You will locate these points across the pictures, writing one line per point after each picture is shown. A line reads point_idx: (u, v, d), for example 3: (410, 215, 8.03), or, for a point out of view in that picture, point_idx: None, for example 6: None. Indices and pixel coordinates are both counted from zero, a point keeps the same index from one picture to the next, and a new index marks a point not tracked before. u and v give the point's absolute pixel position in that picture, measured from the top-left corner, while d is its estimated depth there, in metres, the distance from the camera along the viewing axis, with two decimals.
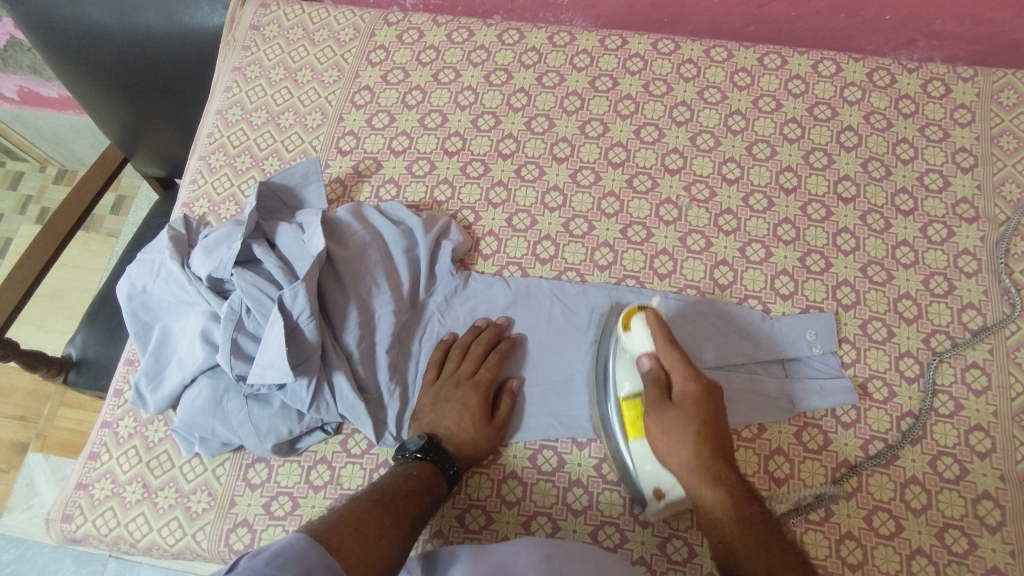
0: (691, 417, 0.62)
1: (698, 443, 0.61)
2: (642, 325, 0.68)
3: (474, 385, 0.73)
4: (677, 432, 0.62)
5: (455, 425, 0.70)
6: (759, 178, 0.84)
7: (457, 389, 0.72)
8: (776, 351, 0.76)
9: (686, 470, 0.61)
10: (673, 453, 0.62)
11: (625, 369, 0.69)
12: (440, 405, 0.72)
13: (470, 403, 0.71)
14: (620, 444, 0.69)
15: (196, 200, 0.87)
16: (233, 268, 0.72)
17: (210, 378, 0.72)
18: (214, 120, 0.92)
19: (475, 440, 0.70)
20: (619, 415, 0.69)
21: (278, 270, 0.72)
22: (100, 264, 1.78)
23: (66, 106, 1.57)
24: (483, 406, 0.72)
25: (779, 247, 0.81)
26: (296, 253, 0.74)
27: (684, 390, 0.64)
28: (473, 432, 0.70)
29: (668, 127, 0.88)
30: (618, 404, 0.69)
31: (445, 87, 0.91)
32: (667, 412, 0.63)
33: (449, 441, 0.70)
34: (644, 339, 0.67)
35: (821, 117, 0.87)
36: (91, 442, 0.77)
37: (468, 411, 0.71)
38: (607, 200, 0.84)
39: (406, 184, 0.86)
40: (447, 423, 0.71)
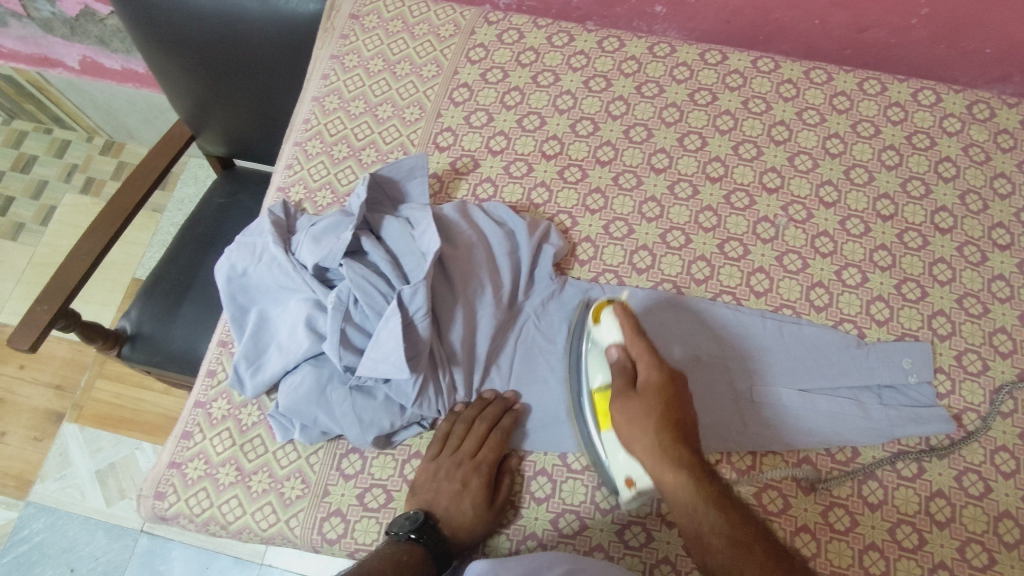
0: (654, 403, 0.64)
1: (660, 431, 0.62)
2: (611, 318, 0.71)
3: (476, 466, 0.70)
4: (641, 419, 0.63)
5: (453, 507, 0.68)
6: (857, 203, 0.85)
7: (459, 468, 0.70)
8: (871, 377, 0.77)
9: (651, 457, 0.62)
10: (636, 440, 0.63)
11: (596, 363, 0.72)
12: (438, 482, 0.70)
13: (471, 485, 0.69)
14: (596, 435, 0.71)
15: (292, 185, 0.87)
16: (343, 258, 0.72)
17: (313, 365, 0.72)
18: (311, 106, 0.91)
19: (472, 525, 0.68)
20: (592, 408, 0.71)
21: (389, 267, 0.72)
22: (144, 238, 1.77)
23: (126, 79, 1.56)
24: (484, 488, 0.69)
25: (876, 273, 0.81)
26: (403, 248, 0.74)
27: (647, 378, 0.66)
28: (470, 517, 0.68)
29: (766, 145, 0.88)
30: (592, 396, 0.71)
31: (544, 90, 0.91)
32: (630, 402, 0.65)
33: (443, 523, 0.67)
34: (613, 331, 0.70)
35: (920, 146, 0.87)
36: (184, 421, 0.77)
37: (468, 494, 0.68)
38: (705, 214, 0.84)
39: (504, 183, 0.86)
40: (444, 502, 0.68)
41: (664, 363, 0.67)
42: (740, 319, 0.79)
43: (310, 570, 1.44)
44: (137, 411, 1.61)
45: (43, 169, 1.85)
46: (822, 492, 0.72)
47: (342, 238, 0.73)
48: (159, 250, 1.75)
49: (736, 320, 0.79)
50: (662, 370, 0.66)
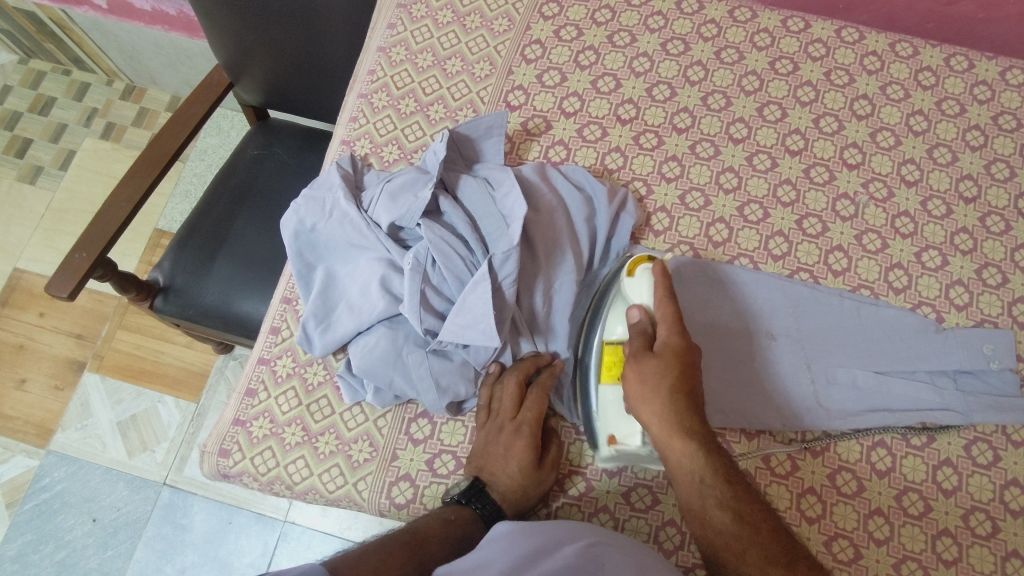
0: (669, 368, 0.62)
1: (674, 397, 0.61)
2: (646, 275, 0.68)
3: (517, 427, 0.67)
4: (654, 382, 0.62)
5: (501, 472, 0.66)
6: (939, 183, 0.83)
7: (502, 433, 0.68)
8: (952, 361, 0.74)
9: (659, 421, 0.61)
10: (647, 402, 0.62)
11: (615, 317, 0.69)
12: (487, 449, 0.68)
13: (515, 448, 0.66)
14: (593, 389, 0.69)
15: (357, 138, 0.83)
16: (422, 218, 0.70)
17: (388, 327, 0.70)
18: (376, 57, 0.87)
19: (524, 487, 0.66)
20: (598, 361, 0.69)
21: (470, 232, 0.70)
22: (166, 188, 1.73)
23: (155, 21, 1.50)
24: (531, 451, 0.66)
25: (957, 256, 0.80)
26: (483, 212, 0.72)
27: (666, 342, 0.64)
28: (520, 479, 0.66)
29: (848, 120, 0.85)
30: (601, 348, 0.69)
31: (620, 50, 0.87)
32: (647, 362, 0.63)
33: (495, 488, 0.66)
34: (642, 291, 0.67)
35: (1006, 127, 0.85)
36: (247, 378, 0.75)
37: (513, 456, 0.66)
38: (784, 188, 0.82)
39: (577, 147, 0.83)
40: (493, 468, 0.66)
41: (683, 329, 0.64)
42: (818, 297, 0.77)
43: (333, 528, 1.44)
44: (157, 363, 1.59)
45: (62, 112, 1.79)
46: (896, 476, 0.71)
47: (423, 199, 0.70)
48: (182, 201, 1.71)
49: (814, 297, 0.77)
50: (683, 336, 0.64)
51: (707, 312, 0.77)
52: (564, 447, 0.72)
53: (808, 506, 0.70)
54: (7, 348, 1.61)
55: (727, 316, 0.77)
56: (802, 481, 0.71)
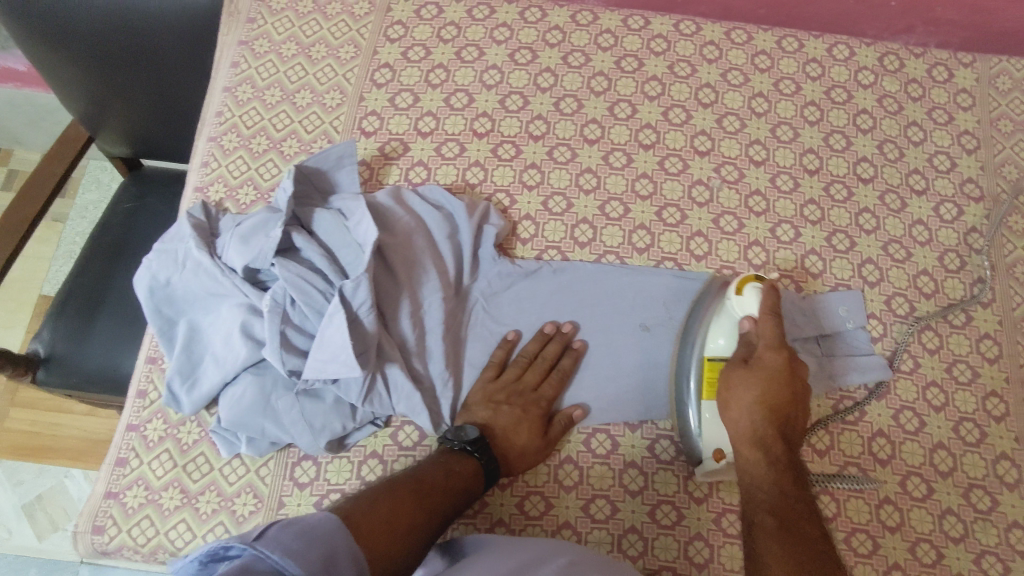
0: (759, 382, 0.66)
1: (756, 407, 0.65)
2: (755, 293, 0.71)
3: (538, 399, 0.72)
4: (745, 393, 0.66)
5: (508, 426, 0.69)
6: (784, 160, 0.87)
7: (520, 397, 0.71)
8: (812, 328, 0.79)
9: (740, 429, 0.66)
10: (734, 409, 0.66)
11: (720, 329, 0.72)
12: (493, 408, 0.70)
13: (531, 413, 0.70)
14: (692, 405, 0.71)
15: (210, 184, 0.81)
16: (275, 258, 0.68)
17: (254, 375, 0.68)
18: (222, 97, 0.85)
19: (523, 445, 0.69)
20: (698, 376, 0.72)
21: (326, 264, 0.69)
22: (47, 252, 1.63)
23: (8, 78, 1.43)
24: (541, 418, 0.71)
25: (807, 227, 0.84)
26: (339, 242, 0.71)
27: (763, 359, 0.67)
28: (522, 436, 0.69)
29: (695, 109, 0.88)
30: (701, 362, 0.72)
31: (469, 65, 0.88)
32: (741, 373, 0.67)
33: (496, 437, 0.68)
34: (752, 307, 0.70)
35: (838, 100, 0.90)
36: (116, 447, 0.72)
37: (526, 418, 0.70)
38: (641, 182, 0.84)
39: (437, 166, 0.83)
40: (500, 422, 0.69)
41: (785, 347, 0.67)
42: (685, 284, 0.79)
43: None
44: (56, 437, 1.49)
45: None
46: None
47: (272, 236, 0.69)
48: (65, 262, 1.63)
49: (681, 285, 0.79)
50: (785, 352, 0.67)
51: (583, 313, 0.78)
52: None
53: (695, 487, 0.72)
54: None
55: (602, 315, 0.78)
56: (687, 464, 0.73)
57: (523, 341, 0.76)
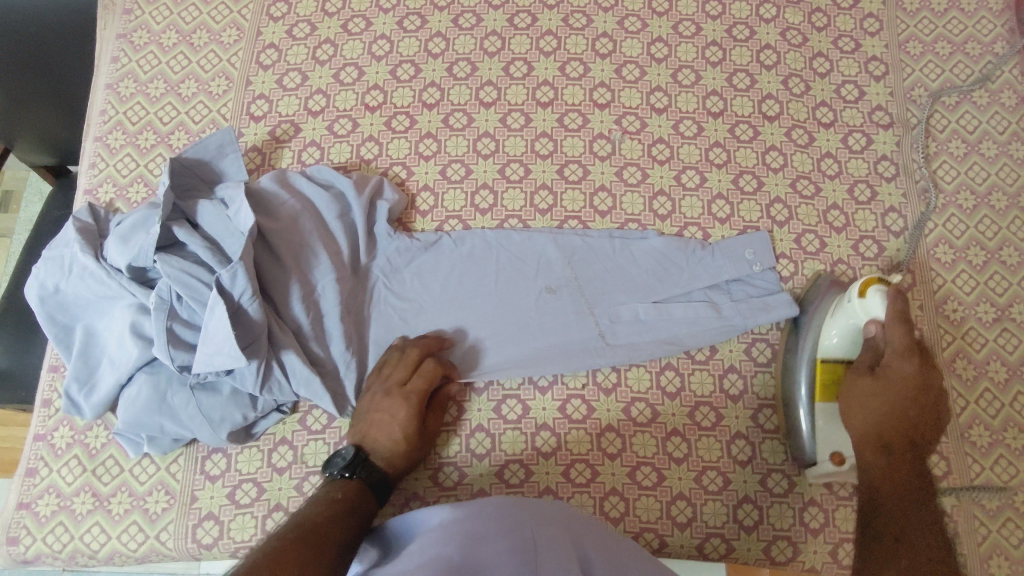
0: (889, 389, 0.65)
1: (876, 415, 0.64)
2: (879, 296, 0.67)
3: (406, 395, 0.68)
4: (875, 398, 0.65)
5: (383, 435, 0.67)
6: (687, 104, 0.85)
7: (388, 398, 0.68)
8: (715, 275, 0.76)
9: (862, 431, 0.65)
10: (857, 417, 0.65)
11: (834, 330, 0.70)
12: (370, 416, 0.68)
13: (402, 414, 0.68)
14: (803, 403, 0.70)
15: (99, 185, 0.80)
16: (156, 254, 0.67)
17: (148, 374, 0.67)
18: (105, 95, 0.83)
19: (406, 451, 0.67)
20: (811, 376, 0.71)
21: (207, 253, 0.67)
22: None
23: None
24: (416, 415, 0.68)
25: (713, 171, 0.82)
26: (223, 230, 0.70)
27: (898, 366, 0.65)
28: (401, 446, 0.67)
29: (592, 61, 0.86)
30: (814, 364, 0.71)
31: (357, 38, 0.86)
32: (864, 380, 0.66)
33: (376, 456, 0.66)
34: (875, 311, 0.67)
35: (740, 37, 0.87)
36: (26, 459, 0.72)
37: (397, 421, 0.67)
38: (541, 141, 0.83)
39: (330, 145, 0.81)
40: (376, 434, 0.67)
41: (916, 353, 0.65)
42: (590, 243, 0.78)
43: None
44: None
45: None
46: (686, 395, 0.73)
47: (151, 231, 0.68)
48: None
49: (586, 244, 0.78)
50: (915, 360, 0.65)
51: (486, 284, 0.77)
52: None
53: (608, 444, 0.72)
54: None
55: (505, 284, 0.77)
56: (598, 421, 0.73)
57: (424, 317, 0.75)
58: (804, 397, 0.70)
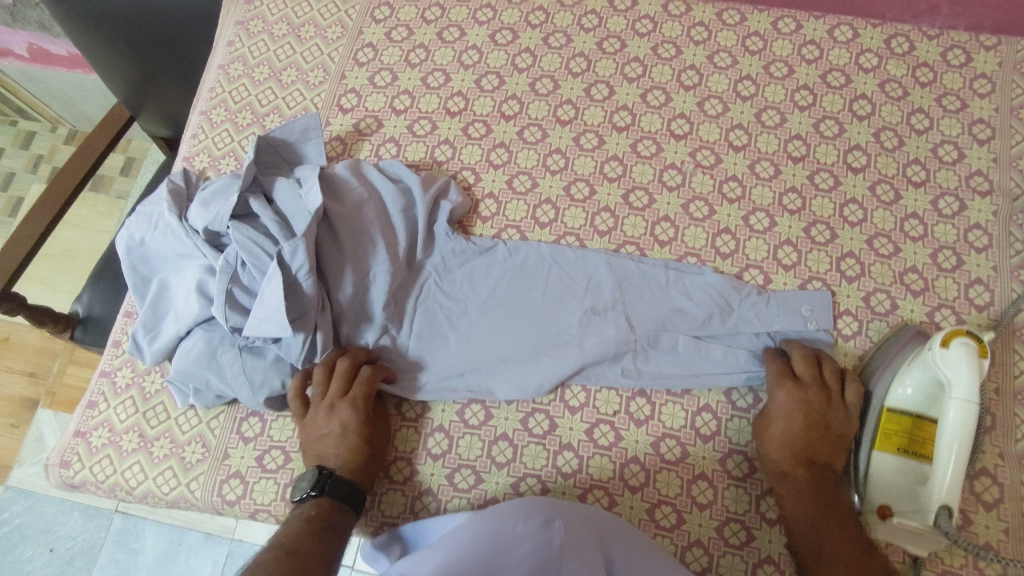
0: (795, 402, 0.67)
1: (798, 426, 0.67)
2: (964, 352, 0.63)
3: (348, 403, 0.69)
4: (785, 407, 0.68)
5: (334, 452, 0.68)
6: (768, 145, 0.82)
7: (333, 411, 0.69)
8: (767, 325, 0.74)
9: (782, 441, 0.67)
10: (778, 429, 0.67)
11: (908, 374, 0.67)
12: (323, 432, 0.69)
13: (350, 427, 0.68)
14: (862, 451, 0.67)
15: (196, 154, 0.87)
16: (230, 221, 0.71)
17: (205, 330, 0.72)
18: (217, 75, 0.91)
19: (365, 458, 0.68)
20: (875, 424, 0.67)
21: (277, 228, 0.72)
22: (108, 225, 1.75)
23: (76, 65, 1.57)
24: (364, 422, 0.69)
25: (784, 217, 0.79)
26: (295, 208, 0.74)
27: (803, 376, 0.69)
28: (360, 454, 0.68)
29: (675, 91, 0.85)
30: (881, 411, 0.67)
31: (449, 46, 0.89)
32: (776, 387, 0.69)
33: (341, 471, 0.67)
34: (958, 365, 0.62)
35: (834, 84, 0.85)
36: (91, 392, 0.78)
37: (347, 435, 0.68)
38: (611, 164, 0.83)
39: (407, 143, 0.85)
40: (331, 451, 0.68)
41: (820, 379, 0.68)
42: (643, 270, 0.77)
43: None
44: None
45: (9, 161, 1.81)
46: (721, 440, 0.71)
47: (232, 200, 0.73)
48: None
49: (639, 271, 0.77)
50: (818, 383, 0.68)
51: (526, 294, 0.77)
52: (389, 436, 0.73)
53: (631, 476, 0.70)
54: None
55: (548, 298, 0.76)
56: (624, 451, 0.71)
57: (468, 320, 0.76)
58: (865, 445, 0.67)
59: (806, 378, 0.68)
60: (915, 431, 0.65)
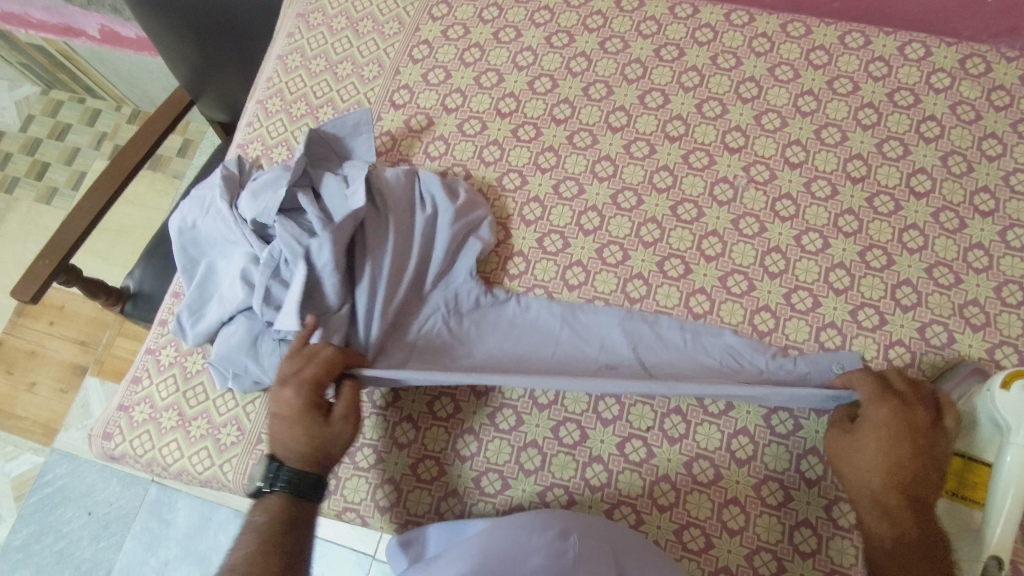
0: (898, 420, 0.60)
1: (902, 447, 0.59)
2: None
3: (298, 384, 0.64)
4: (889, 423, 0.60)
5: (283, 435, 0.63)
6: (826, 164, 0.79)
7: (284, 388, 0.64)
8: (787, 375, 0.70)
9: (884, 463, 0.59)
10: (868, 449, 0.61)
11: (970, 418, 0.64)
12: (276, 413, 0.64)
13: (297, 411, 0.63)
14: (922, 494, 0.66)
15: (250, 142, 0.89)
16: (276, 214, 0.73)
17: (247, 317, 0.73)
18: (275, 65, 0.93)
19: (315, 445, 0.64)
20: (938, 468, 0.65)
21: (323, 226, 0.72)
22: (163, 204, 1.80)
23: (142, 48, 1.62)
24: (312, 407, 0.64)
25: (839, 239, 0.76)
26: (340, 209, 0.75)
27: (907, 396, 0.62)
28: (310, 442, 0.63)
29: (732, 103, 0.83)
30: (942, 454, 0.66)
31: (504, 46, 0.89)
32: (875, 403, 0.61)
33: (293, 457, 0.63)
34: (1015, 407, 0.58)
35: (902, 103, 0.81)
36: (135, 367, 0.80)
37: (294, 420, 0.63)
38: (661, 174, 0.81)
39: (456, 142, 0.85)
40: (278, 433, 0.64)
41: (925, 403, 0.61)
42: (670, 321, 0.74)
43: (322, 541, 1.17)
44: None
45: (76, 137, 1.89)
46: (757, 465, 0.68)
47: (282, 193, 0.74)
48: None
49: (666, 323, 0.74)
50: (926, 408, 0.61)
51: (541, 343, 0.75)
52: (418, 433, 0.73)
53: (660, 494, 0.68)
54: (18, 354, 1.57)
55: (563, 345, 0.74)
56: (655, 468, 0.69)
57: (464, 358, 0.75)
58: None
59: (908, 395, 0.62)
60: (966, 474, 0.63)
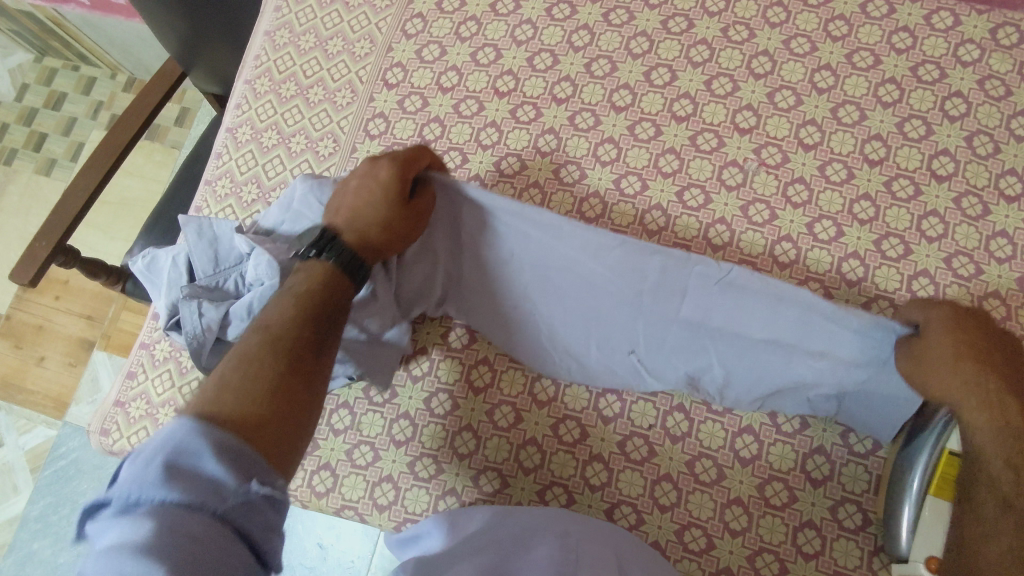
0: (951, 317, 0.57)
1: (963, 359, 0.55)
2: None
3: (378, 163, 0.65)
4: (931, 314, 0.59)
5: (365, 204, 0.64)
6: (842, 145, 0.75)
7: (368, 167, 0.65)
8: (844, 349, 0.63)
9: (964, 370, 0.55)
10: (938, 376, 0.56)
11: None
12: (354, 183, 0.65)
13: (379, 178, 0.64)
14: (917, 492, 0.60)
15: (240, 125, 0.85)
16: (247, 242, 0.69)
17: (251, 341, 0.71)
18: (262, 41, 0.89)
19: (381, 222, 0.64)
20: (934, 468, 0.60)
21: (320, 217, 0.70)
22: (162, 175, 1.77)
23: (132, 14, 1.56)
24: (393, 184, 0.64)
25: (854, 226, 0.72)
26: None
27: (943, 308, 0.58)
28: (382, 219, 0.64)
29: (744, 79, 0.78)
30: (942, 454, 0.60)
31: (502, 19, 0.84)
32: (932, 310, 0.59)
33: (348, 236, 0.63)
34: None
35: (926, 78, 0.76)
36: (131, 362, 0.80)
37: (373, 188, 0.64)
38: (666, 157, 0.77)
39: (452, 124, 0.81)
40: (356, 199, 0.64)
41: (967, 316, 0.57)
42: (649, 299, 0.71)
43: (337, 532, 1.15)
44: None
45: (72, 107, 1.85)
46: (761, 465, 0.67)
47: (202, 237, 0.71)
48: None
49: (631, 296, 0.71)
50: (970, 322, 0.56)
51: (591, 293, 0.71)
52: (416, 430, 0.72)
53: (662, 494, 0.67)
54: (26, 328, 1.58)
55: (560, 354, 0.73)
56: (657, 467, 0.68)
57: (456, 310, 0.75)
58: (916, 492, 0.60)
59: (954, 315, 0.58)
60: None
